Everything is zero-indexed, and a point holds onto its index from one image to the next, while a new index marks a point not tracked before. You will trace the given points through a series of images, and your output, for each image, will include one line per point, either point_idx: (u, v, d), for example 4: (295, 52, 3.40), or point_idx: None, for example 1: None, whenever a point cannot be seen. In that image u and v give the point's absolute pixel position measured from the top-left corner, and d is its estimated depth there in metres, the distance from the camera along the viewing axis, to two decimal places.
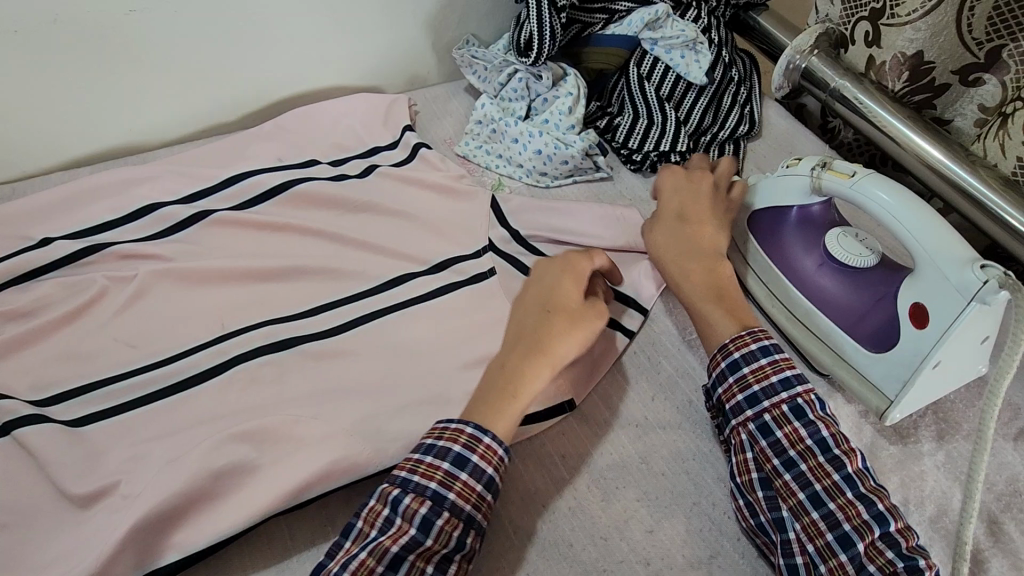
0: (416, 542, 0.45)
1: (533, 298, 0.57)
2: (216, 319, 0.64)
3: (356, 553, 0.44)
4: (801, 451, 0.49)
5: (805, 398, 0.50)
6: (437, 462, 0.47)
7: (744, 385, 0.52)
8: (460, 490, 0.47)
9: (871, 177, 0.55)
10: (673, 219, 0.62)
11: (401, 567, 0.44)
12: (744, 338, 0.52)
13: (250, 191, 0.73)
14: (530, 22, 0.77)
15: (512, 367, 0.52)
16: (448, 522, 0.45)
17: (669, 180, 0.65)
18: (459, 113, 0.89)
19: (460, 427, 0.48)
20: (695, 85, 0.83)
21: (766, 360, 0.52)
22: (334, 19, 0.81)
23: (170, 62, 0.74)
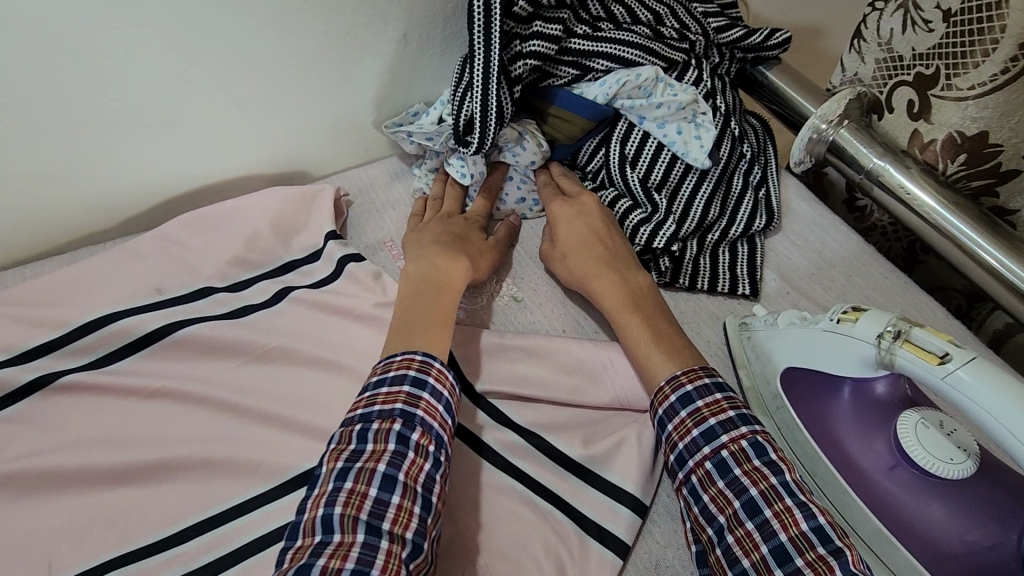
0: (399, 457, 0.42)
1: (439, 226, 0.62)
2: (43, 555, 0.45)
3: (341, 484, 0.41)
4: (729, 516, 0.43)
5: (731, 449, 0.45)
6: (396, 388, 0.46)
7: (671, 444, 0.48)
8: (426, 409, 0.45)
9: (973, 363, 0.38)
10: (573, 246, 0.61)
11: (394, 487, 0.41)
12: (663, 390, 0.50)
13: (113, 341, 0.55)
14: (475, 96, 0.58)
15: (441, 272, 0.56)
16: (422, 436, 0.44)
17: (555, 208, 0.64)
18: (403, 203, 0.72)
19: (408, 357, 0.48)
20: (696, 168, 0.65)
21: (686, 412, 0.48)
22: (234, 98, 0.62)
23: (8, 167, 0.56)
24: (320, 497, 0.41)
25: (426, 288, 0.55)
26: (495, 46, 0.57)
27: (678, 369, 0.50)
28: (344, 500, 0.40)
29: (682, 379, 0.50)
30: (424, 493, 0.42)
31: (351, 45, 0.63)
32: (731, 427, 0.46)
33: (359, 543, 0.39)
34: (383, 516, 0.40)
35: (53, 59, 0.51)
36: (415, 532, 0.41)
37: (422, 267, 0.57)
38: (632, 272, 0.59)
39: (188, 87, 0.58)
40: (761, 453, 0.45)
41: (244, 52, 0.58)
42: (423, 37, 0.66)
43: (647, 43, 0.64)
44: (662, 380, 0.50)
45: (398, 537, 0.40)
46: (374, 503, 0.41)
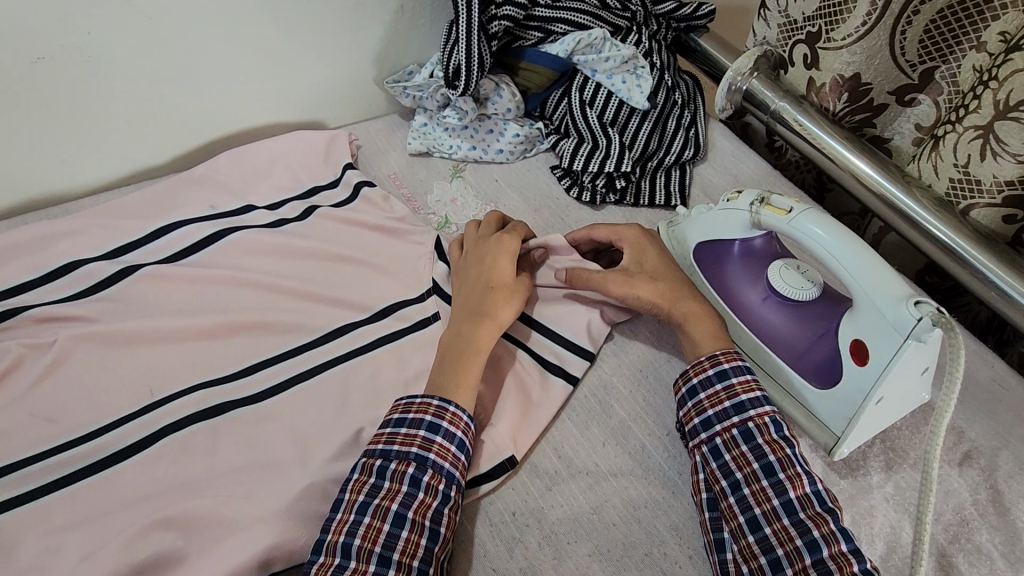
0: (410, 497, 0.51)
1: (478, 267, 0.65)
2: (144, 386, 0.60)
3: (361, 519, 0.49)
4: (746, 474, 0.52)
5: (757, 422, 0.54)
6: (412, 432, 0.54)
7: (700, 409, 0.56)
8: (438, 451, 0.53)
9: (808, 212, 0.55)
10: (656, 273, 0.62)
11: (403, 523, 0.50)
12: (702, 363, 0.57)
13: (180, 243, 0.70)
14: (460, 50, 0.75)
15: (467, 334, 0.59)
16: (432, 477, 0.52)
17: (633, 233, 0.66)
18: (402, 146, 0.87)
19: (426, 401, 0.55)
20: (638, 110, 0.82)
21: (721, 386, 0.55)
22: (264, 55, 0.77)
23: (91, 107, 0.70)
24: (342, 526, 0.49)
25: (453, 344, 0.59)
26: (475, 10, 0.73)
27: (718, 349, 0.57)
28: (362, 534, 0.49)
29: (720, 358, 0.57)
30: (431, 526, 0.50)
31: (358, 14, 0.79)
32: (759, 404, 0.54)
33: (371, 571, 0.48)
34: (393, 548, 0.49)
35: (129, 18, 0.66)
36: (421, 560, 0.49)
37: (461, 319, 0.61)
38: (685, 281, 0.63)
39: (230, 43, 0.74)
40: (780, 427, 0.53)
41: (272, 16, 0.74)
42: (415, 8, 0.82)
43: (596, 11, 0.81)
44: (703, 355, 0.57)
45: (405, 565, 0.48)
46: (387, 536, 0.49)
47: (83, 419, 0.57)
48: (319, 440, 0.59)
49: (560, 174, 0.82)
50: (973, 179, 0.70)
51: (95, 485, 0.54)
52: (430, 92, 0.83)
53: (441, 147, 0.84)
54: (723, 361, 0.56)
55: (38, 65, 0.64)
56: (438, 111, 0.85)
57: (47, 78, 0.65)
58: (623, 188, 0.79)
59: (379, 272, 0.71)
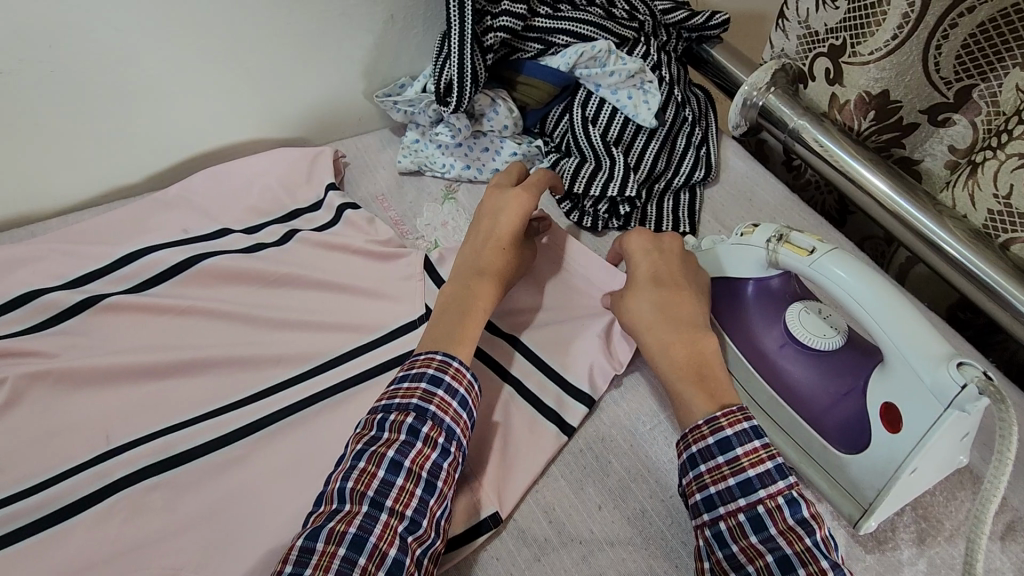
0: (407, 446, 0.48)
1: (487, 224, 0.62)
2: (101, 430, 0.55)
3: (355, 463, 0.47)
4: (759, 567, 0.43)
5: (768, 504, 0.45)
6: (415, 384, 0.51)
7: (701, 484, 0.48)
8: (439, 404, 0.50)
9: (832, 253, 0.48)
10: (648, 284, 0.56)
11: (400, 470, 0.47)
12: (701, 428, 0.49)
13: (149, 271, 0.65)
14: (452, 65, 0.69)
15: (473, 290, 0.58)
16: (432, 429, 0.49)
17: (636, 243, 0.60)
18: (392, 163, 0.82)
19: (430, 356, 0.52)
20: (645, 128, 0.76)
21: (723, 459, 0.47)
22: (244, 68, 0.72)
23: (57, 125, 0.66)
24: (339, 472, 0.47)
25: (456, 298, 0.58)
26: (468, 20, 0.68)
27: (717, 410, 0.49)
28: (356, 477, 0.46)
29: (721, 422, 0.48)
30: (428, 478, 0.48)
31: (345, 24, 0.74)
32: (769, 483, 0.45)
33: (363, 513, 0.45)
34: (387, 494, 0.46)
35: (96, 31, 0.61)
36: (414, 509, 0.46)
37: (465, 274, 0.59)
38: (693, 306, 0.55)
39: (207, 56, 0.69)
40: (797, 508, 0.44)
41: (254, 26, 0.69)
42: (408, 17, 0.77)
43: (600, 21, 0.76)
44: (699, 419, 0.49)
45: (397, 513, 0.45)
46: (381, 482, 0.46)
47: (33, 467, 0.53)
48: (287, 495, 0.54)
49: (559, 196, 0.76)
50: (1015, 211, 0.64)
51: (41, 545, 0.49)
52: (421, 107, 0.77)
53: (433, 166, 0.79)
54: (725, 426, 0.48)
55: None
56: (430, 128, 0.80)
57: (8, 95, 0.61)
58: (627, 214, 0.74)
59: (360, 304, 0.66)
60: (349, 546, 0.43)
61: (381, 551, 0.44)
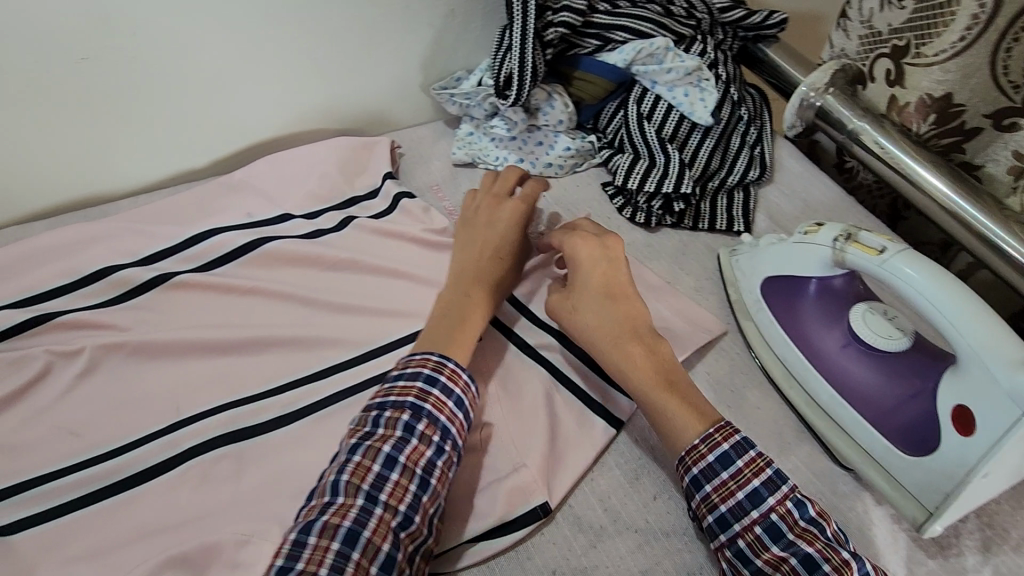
0: (404, 442, 0.49)
1: (482, 238, 0.65)
2: (170, 401, 0.58)
3: (351, 457, 0.48)
4: (786, 575, 0.44)
5: (779, 511, 0.46)
6: (410, 382, 0.52)
7: (711, 504, 0.48)
8: (434, 403, 0.51)
9: (904, 253, 0.48)
10: (599, 297, 0.58)
11: (395, 466, 0.48)
12: (698, 447, 0.49)
13: (215, 252, 0.68)
14: (512, 57, 0.70)
15: (471, 300, 0.60)
16: (428, 427, 0.50)
17: (585, 252, 0.60)
18: (446, 155, 0.83)
19: (426, 356, 0.54)
20: (700, 125, 0.76)
21: (727, 473, 0.48)
22: (309, 58, 0.74)
23: (133, 110, 0.69)
24: (334, 466, 0.48)
25: (454, 301, 0.60)
26: (530, 15, 0.69)
27: (710, 427, 0.50)
28: (351, 470, 0.47)
29: (716, 438, 0.49)
30: (422, 475, 0.48)
31: (407, 17, 0.76)
32: (775, 489, 0.47)
33: (357, 506, 0.45)
34: (382, 488, 0.46)
35: (175, 20, 0.64)
36: (408, 505, 0.46)
37: (463, 278, 0.62)
38: (640, 313, 0.57)
39: (276, 46, 0.71)
40: (805, 510, 0.46)
41: (320, 17, 0.71)
42: (467, 11, 0.78)
43: (658, 18, 0.76)
44: (696, 437, 0.50)
45: (391, 508, 0.46)
46: (376, 476, 0.47)
47: (107, 433, 0.55)
48: None
49: (612, 192, 0.76)
50: None
51: (115, 507, 0.51)
52: (477, 100, 0.79)
53: (486, 158, 0.80)
54: (720, 441, 0.49)
55: (81, 67, 0.63)
56: (485, 121, 0.81)
57: (90, 77, 0.64)
58: (681, 211, 0.73)
59: (417, 290, 0.67)
60: (343, 540, 0.44)
61: (374, 545, 0.44)
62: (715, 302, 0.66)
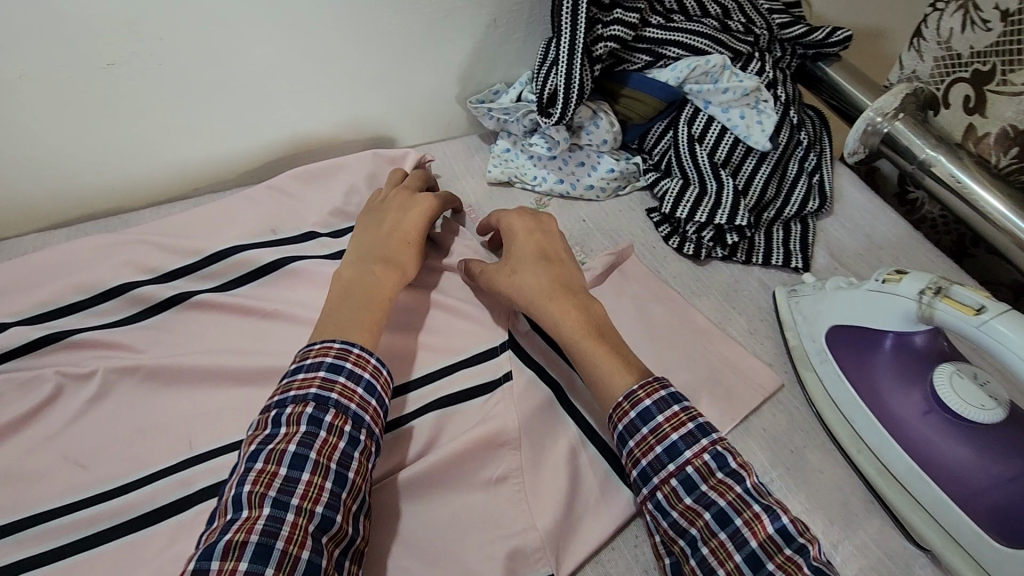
0: (310, 437, 0.44)
1: (393, 218, 0.63)
2: (183, 432, 0.54)
3: (252, 465, 0.43)
4: (702, 528, 0.44)
5: (696, 463, 0.45)
6: (311, 374, 0.47)
7: (634, 459, 0.47)
8: (341, 392, 0.47)
9: (1004, 314, 0.42)
10: (536, 261, 0.59)
11: (304, 464, 0.43)
12: (622, 405, 0.48)
13: (236, 270, 0.64)
14: (558, 72, 0.65)
15: (374, 278, 0.56)
16: (336, 417, 0.46)
17: (520, 227, 0.62)
18: (480, 172, 0.79)
19: (326, 345, 0.49)
20: (756, 150, 0.70)
21: (647, 430, 0.47)
22: (343, 68, 0.71)
23: (159, 118, 0.66)
24: (235, 478, 0.43)
25: (358, 284, 0.56)
26: (581, 28, 0.64)
27: (634, 383, 0.49)
28: (254, 478, 0.42)
29: (638, 395, 0.48)
30: (338, 469, 0.44)
31: (447, 27, 0.72)
32: (693, 443, 0.46)
33: (265, 516, 0.41)
34: (292, 492, 0.42)
35: (206, 27, 0.60)
36: (325, 505, 0.42)
37: (371, 263, 0.58)
38: (574, 278, 0.58)
39: (308, 53, 0.67)
40: (719, 460, 0.45)
41: (357, 25, 0.67)
42: (510, 22, 0.74)
43: (715, 34, 0.70)
44: (619, 395, 0.49)
45: (305, 511, 0.42)
46: (284, 480, 0.42)
47: (117, 465, 0.52)
48: None
49: (658, 219, 0.71)
50: None
51: (123, 549, 0.48)
52: (517, 116, 0.74)
53: (523, 178, 0.75)
54: (642, 397, 0.48)
55: (106, 74, 0.60)
56: (524, 140, 0.77)
57: (116, 85, 0.61)
58: (734, 243, 0.68)
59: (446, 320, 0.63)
60: (253, 557, 0.39)
61: (291, 556, 0.40)
62: (771, 347, 0.60)
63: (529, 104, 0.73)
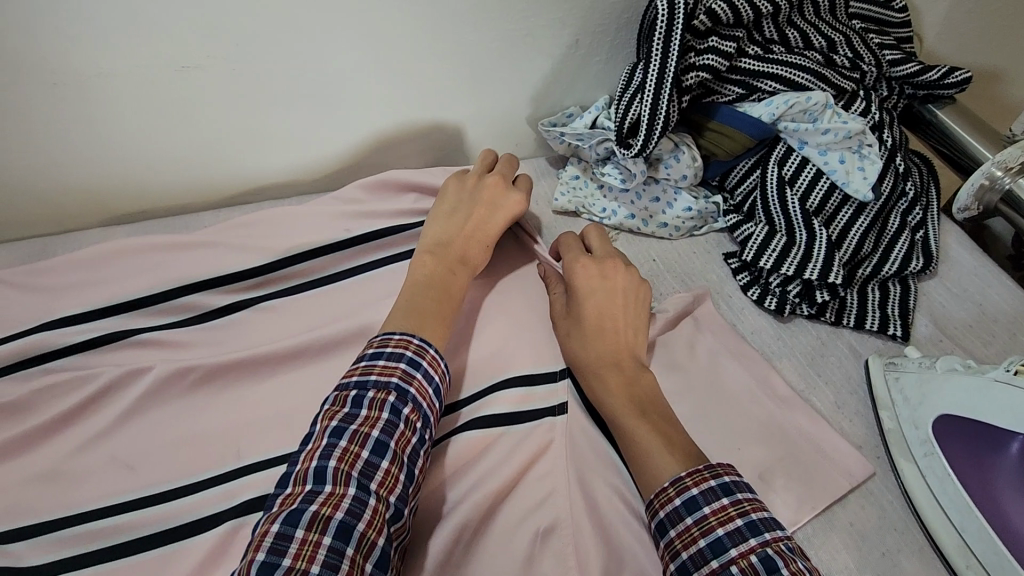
0: (392, 425, 0.43)
1: (477, 215, 0.61)
2: (224, 449, 0.53)
3: (336, 442, 0.41)
4: None
5: (741, 566, 0.40)
6: (392, 363, 0.46)
7: (673, 552, 0.43)
8: (418, 388, 0.46)
9: None
10: (593, 330, 0.55)
11: (384, 452, 0.42)
12: (667, 490, 0.45)
13: (298, 277, 0.65)
14: (644, 101, 0.61)
15: (446, 278, 0.56)
16: (412, 412, 0.45)
17: (584, 279, 0.58)
18: (546, 197, 0.75)
19: (406, 338, 0.48)
20: (855, 199, 0.64)
21: (692, 519, 0.43)
22: (416, 82, 0.68)
23: (230, 123, 0.65)
24: (315, 451, 0.41)
25: (431, 277, 0.55)
26: (673, 56, 0.59)
27: (683, 469, 0.46)
28: (338, 456, 0.41)
29: (687, 482, 0.45)
30: (409, 465, 0.43)
31: (526, 46, 0.68)
32: (740, 541, 0.41)
33: (350, 496, 0.40)
34: (372, 477, 0.41)
35: (283, 35, 0.59)
36: (398, 497, 0.42)
37: (446, 259, 0.57)
38: (634, 345, 0.54)
39: (382, 66, 0.65)
40: (768, 565, 0.39)
41: (435, 41, 0.65)
42: (593, 43, 0.70)
43: (819, 69, 0.64)
44: (665, 479, 0.46)
45: (383, 499, 0.41)
46: (365, 464, 0.41)
47: (149, 477, 0.50)
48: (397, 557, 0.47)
49: (736, 266, 0.66)
50: None
51: (149, 568, 0.46)
52: (591, 142, 0.70)
53: (591, 209, 0.71)
54: (690, 484, 0.45)
55: (182, 78, 0.59)
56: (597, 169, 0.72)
57: (191, 88, 0.60)
58: (824, 302, 0.61)
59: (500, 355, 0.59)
60: (336, 535, 0.38)
61: (369, 540, 0.39)
62: (860, 428, 0.54)
63: (605, 132, 0.69)
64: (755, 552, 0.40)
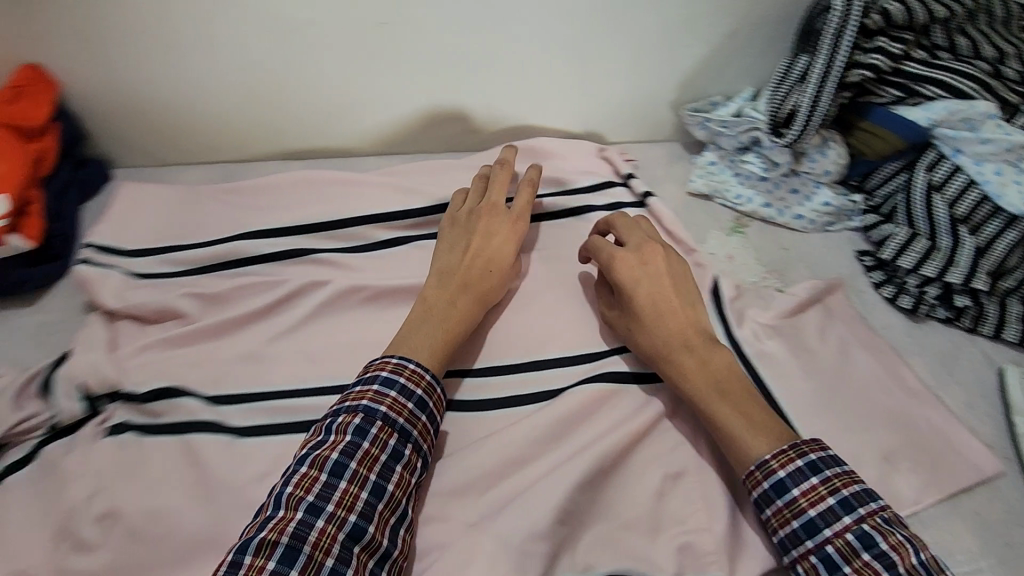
0: (353, 445, 0.46)
1: (480, 241, 0.61)
2: None
3: (298, 468, 0.45)
4: None
5: (837, 544, 0.43)
6: (365, 387, 0.49)
7: (772, 527, 0.46)
8: (390, 405, 0.48)
9: None
10: (651, 316, 0.55)
11: (343, 473, 0.45)
12: (753, 474, 0.47)
13: None
14: (804, 93, 0.64)
15: (451, 305, 0.56)
16: (382, 429, 0.47)
17: (626, 270, 0.57)
18: (681, 179, 0.78)
19: (385, 359, 0.51)
20: (1005, 213, 0.63)
21: (782, 501, 0.45)
22: (574, 56, 0.74)
23: (407, 79, 0.74)
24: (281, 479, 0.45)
25: (434, 309, 0.56)
26: (842, 52, 0.62)
27: (768, 452, 0.47)
28: (296, 481, 0.44)
29: (772, 464, 0.47)
30: (376, 481, 0.45)
31: (684, 32, 0.72)
32: (834, 520, 0.44)
33: (297, 519, 0.42)
34: (328, 497, 0.43)
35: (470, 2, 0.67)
36: (358, 514, 0.43)
37: (450, 288, 0.58)
38: (692, 320, 0.55)
39: (548, 38, 0.72)
40: (863, 542, 0.42)
41: (601, 19, 0.70)
42: (750, 35, 0.73)
43: (985, 78, 0.64)
44: (753, 460, 0.47)
45: (337, 518, 0.43)
46: (323, 485, 0.44)
47: (328, 372, 0.58)
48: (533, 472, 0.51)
49: (870, 264, 0.67)
50: None
51: None
52: (735, 130, 0.72)
53: (726, 194, 0.74)
54: (774, 469, 0.46)
55: (381, 32, 0.69)
56: (734, 158, 0.74)
57: (385, 43, 0.70)
58: (962, 307, 0.63)
59: None
60: (280, 558, 0.40)
61: (316, 562, 0.41)
62: (991, 429, 0.56)
63: (753, 120, 0.71)
64: (850, 530, 0.43)
